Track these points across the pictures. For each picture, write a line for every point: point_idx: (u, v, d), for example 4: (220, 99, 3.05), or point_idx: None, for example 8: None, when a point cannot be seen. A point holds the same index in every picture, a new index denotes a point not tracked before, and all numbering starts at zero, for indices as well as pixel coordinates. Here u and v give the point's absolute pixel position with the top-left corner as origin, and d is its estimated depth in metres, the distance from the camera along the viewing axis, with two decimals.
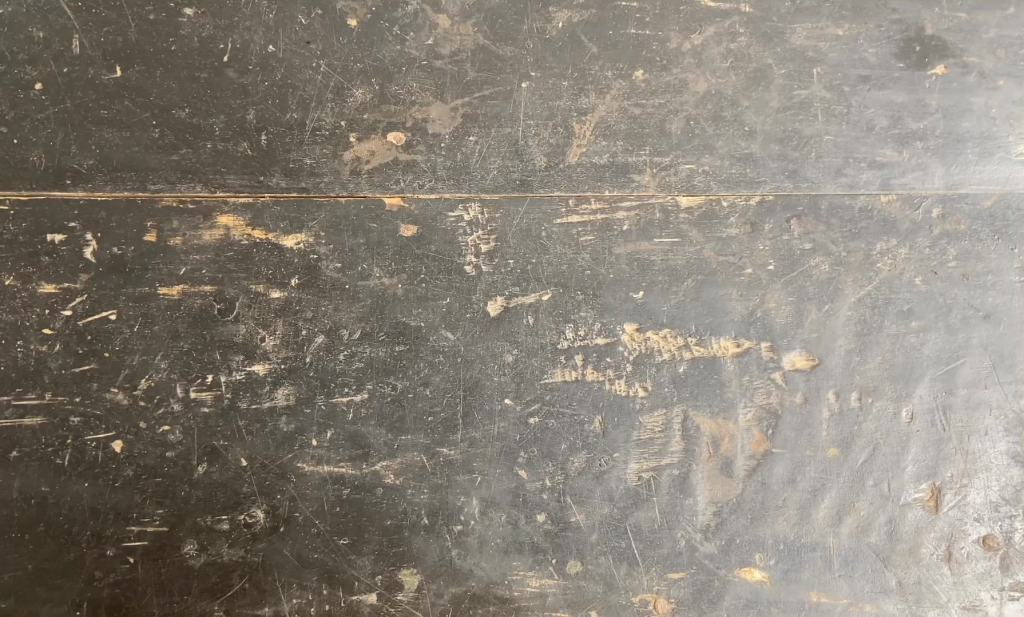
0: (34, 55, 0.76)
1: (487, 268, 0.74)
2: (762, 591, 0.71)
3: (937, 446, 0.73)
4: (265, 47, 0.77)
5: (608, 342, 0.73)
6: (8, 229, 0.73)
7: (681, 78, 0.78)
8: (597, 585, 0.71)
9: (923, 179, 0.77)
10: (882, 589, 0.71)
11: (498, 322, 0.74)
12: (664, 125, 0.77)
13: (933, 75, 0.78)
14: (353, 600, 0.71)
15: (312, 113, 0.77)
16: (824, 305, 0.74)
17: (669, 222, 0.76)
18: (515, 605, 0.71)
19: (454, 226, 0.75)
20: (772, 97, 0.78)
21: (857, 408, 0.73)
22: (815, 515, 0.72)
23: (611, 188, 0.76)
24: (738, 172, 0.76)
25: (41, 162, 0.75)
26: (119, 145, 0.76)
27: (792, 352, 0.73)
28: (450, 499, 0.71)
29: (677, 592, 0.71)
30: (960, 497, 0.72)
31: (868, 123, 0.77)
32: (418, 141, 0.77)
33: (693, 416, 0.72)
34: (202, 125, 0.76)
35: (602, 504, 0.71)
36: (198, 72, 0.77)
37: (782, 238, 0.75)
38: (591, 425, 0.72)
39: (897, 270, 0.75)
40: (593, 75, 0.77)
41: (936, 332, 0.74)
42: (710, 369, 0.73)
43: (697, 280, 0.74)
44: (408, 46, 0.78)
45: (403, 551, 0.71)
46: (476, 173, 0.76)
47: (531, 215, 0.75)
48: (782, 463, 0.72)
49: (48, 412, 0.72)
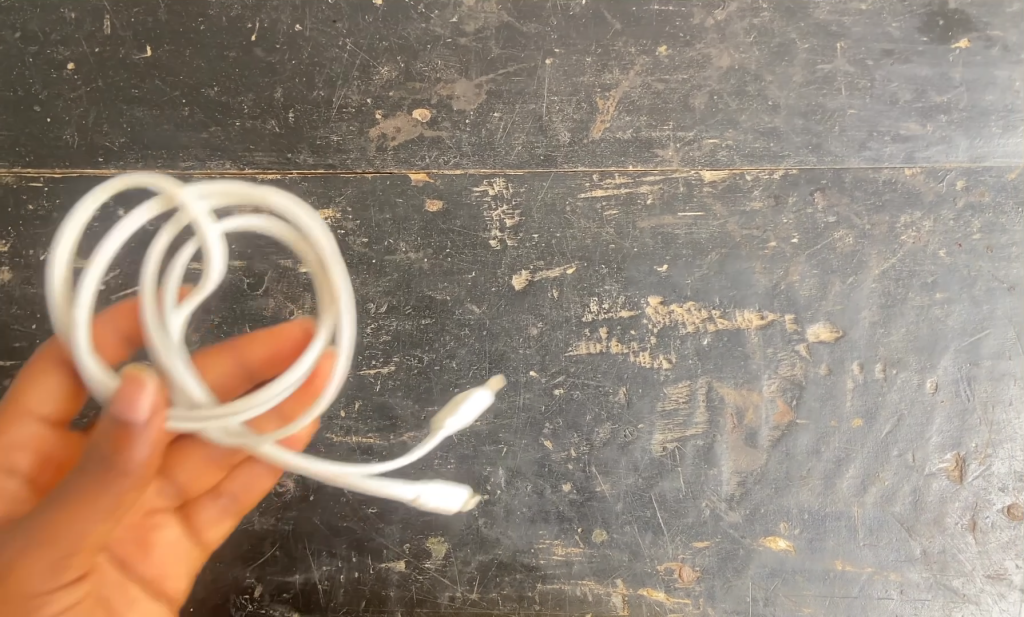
0: (66, 36, 0.78)
1: (511, 242, 0.75)
2: (787, 560, 0.71)
3: (961, 416, 0.73)
4: (292, 26, 0.79)
5: (632, 315, 0.74)
6: (43, 205, 0.75)
7: (704, 54, 0.78)
8: (622, 554, 0.71)
9: (947, 153, 0.77)
10: (907, 557, 0.71)
11: (523, 296, 0.74)
12: (688, 100, 0.78)
13: (957, 50, 0.79)
14: (382, 567, 0.71)
15: (338, 91, 0.78)
16: (849, 277, 0.75)
17: (692, 195, 0.76)
18: (541, 573, 0.71)
19: (479, 200, 0.76)
20: (795, 71, 0.78)
21: (881, 379, 0.73)
22: (840, 485, 0.72)
23: (635, 163, 0.77)
24: (761, 146, 0.77)
25: (74, 140, 0.76)
26: (149, 123, 0.77)
27: (817, 323, 0.74)
28: (477, 469, 0.71)
29: (702, 561, 0.71)
30: (984, 466, 0.72)
31: (892, 97, 0.78)
32: (443, 118, 0.77)
33: (718, 388, 0.73)
34: (230, 103, 0.77)
35: (627, 475, 0.71)
36: (227, 51, 0.78)
37: (806, 210, 0.76)
38: (616, 395, 0.72)
39: (922, 243, 0.75)
40: (616, 51, 0.79)
41: (960, 304, 0.75)
42: (734, 341, 0.74)
43: (721, 254, 0.75)
44: (433, 24, 0.79)
45: (431, 520, 0.71)
46: (500, 149, 0.77)
47: (555, 189, 0.76)
48: (807, 433, 0.72)
49: None
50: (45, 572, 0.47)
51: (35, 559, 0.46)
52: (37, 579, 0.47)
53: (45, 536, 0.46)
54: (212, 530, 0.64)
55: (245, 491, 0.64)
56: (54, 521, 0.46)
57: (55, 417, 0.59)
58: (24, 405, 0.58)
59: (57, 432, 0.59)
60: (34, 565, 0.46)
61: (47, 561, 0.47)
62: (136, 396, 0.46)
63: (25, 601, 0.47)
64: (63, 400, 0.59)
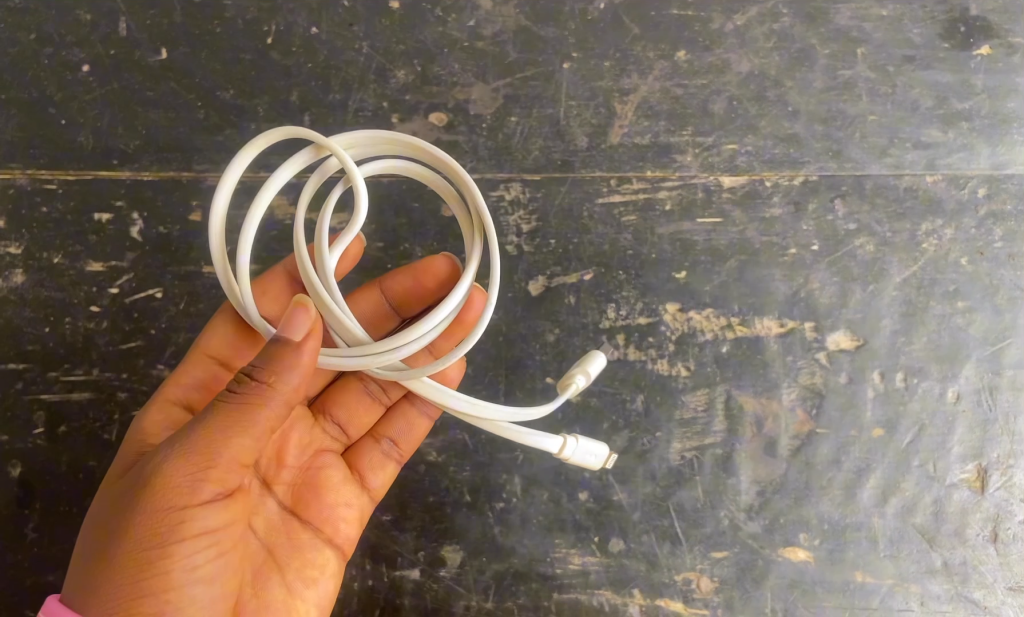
0: (82, 38, 0.78)
1: (528, 247, 0.74)
2: (806, 570, 0.70)
3: (983, 426, 0.72)
4: (308, 29, 0.79)
5: (650, 322, 0.73)
6: (57, 208, 0.75)
7: (724, 59, 0.78)
8: (640, 564, 0.70)
9: (969, 160, 0.76)
10: (928, 569, 0.70)
11: (539, 302, 0.73)
12: (707, 105, 0.77)
13: (979, 56, 0.78)
14: (396, 575, 0.69)
15: (354, 94, 0.77)
16: (869, 285, 0.74)
17: (711, 202, 0.75)
18: (557, 583, 0.70)
19: (496, 204, 0.75)
20: (815, 77, 0.78)
21: (902, 388, 0.72)
22: (860, 495, 0.71)
23: (653, 168, 0.76)
24: (781, 152, 0.76)
25: (88, 142, 0.76)
26: (164, 126, 0.76)
27: (837, 332, 0.73)
28: (492, 476, 0.71)
29: (720, 572, 0.70)
30: (1006, 478, 0.71)
31: (913, 103, 0.78)
32: (460, 121, 0.77)
33: (737, 396, 0.72)
34: (245, 106, 0.77)
35: (644, 483, 0.71)
36: (242, 54, 0.78)
37: (826, 218, 0.75)
38: (634, 403, 0.72)
39: (943, 251, 0.75)
40: (635, 56, 0.78)
41: (982, 313, 0.74)
42: (754, 348, 0.73)
43: (740, 260, 0.74)
44: (450, 28, 0.79)
45: (445, 527, 0.70)
46: (517, 153, 0.76)
47: (573, 194, 0.75)
48: (826, 443, 0.72)
49: (96, 387, 0.72)
50: (199, 487, 0.47)
51: (192, 471, 0.47)
52: (129, 492, 0.48)
53: (192, 450, 0.47)
54: (375, 475, 0.64)
55: (401, 438, 0.65)
56: (219, 430, 0.47)
57: (231, 358, 0.60)
58: (201, 346, 0.59)
59: (235, 377, 0.61)
60: (180, 481, 0.47)
61: (198, 474, 0.47)
62: (295, 320, 0.47)
63: (180, 516, 0.47)
64: (239, 342, 0.60)
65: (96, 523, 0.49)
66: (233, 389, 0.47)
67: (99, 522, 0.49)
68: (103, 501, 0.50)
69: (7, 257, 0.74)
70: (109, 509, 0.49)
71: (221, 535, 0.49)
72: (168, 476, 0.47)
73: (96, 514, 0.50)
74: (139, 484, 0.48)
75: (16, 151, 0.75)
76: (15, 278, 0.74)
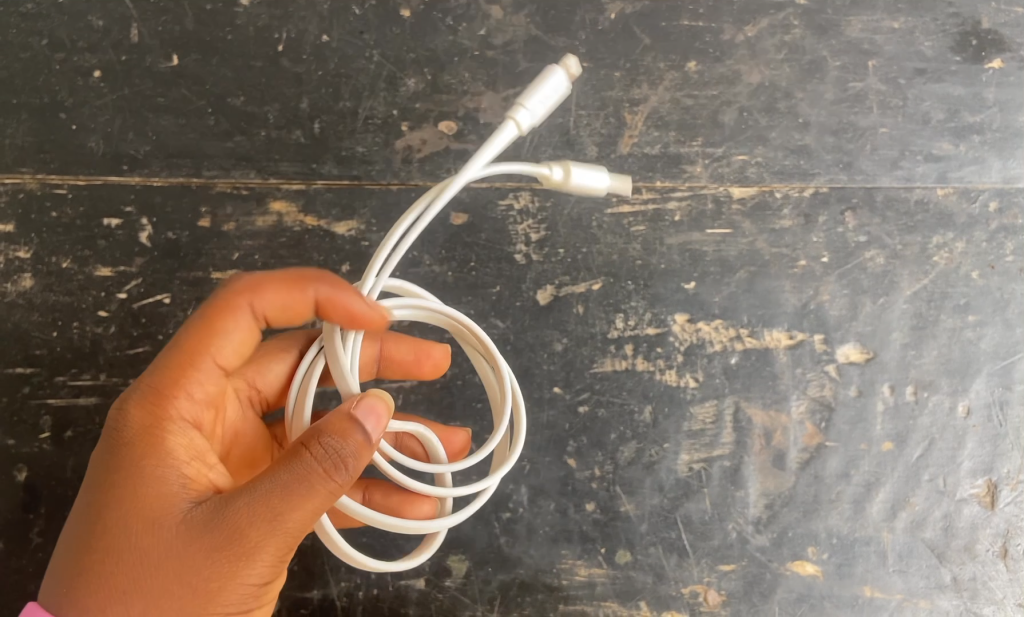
0: (93, 43, 0.78)
1: (537, 257, 0.74)
2: (815, 585, 0.69)
3: (994, 441, 0.72)
4: (319, 36, 0.79)
5: (659, 332, 0.73)
6: (66, 212, 0.75)
7: (734, 70, 0.78)
8: (647, 576, 0.69)
9: (980, 173, 0.76)
10: (937, 585, 0.69)
11: (547, 311, 0.73)
12: (717, 116, 0.77)
13: (991, 69, 0.78)
14: (401, 584, 0.69)
15: (364, 102, 0.77)
16: (880, 297, 0.74)
17: (721, 213, 0.75)
18: (563, 594, 0.69)
19: (505, 215, 0.74)
20: (826, 89, 0.78)
21: (913, 402, 0.72)
22: (869, 509, 0.70)
23: (662, 178, 0.76)
24: (791, 164, 0.76)
25: (98, 147, 0.76)
26: (175, 132, 0.76)
27: (847, 345, 0.73)
28: (499, 486, 0.70)
29: (728, 585, 0.69)
30: (1017, 493, 0.71)
31: (924, 116, 0.78)
32: (470, 130, 0.77)
33: (745, 408, 0.72)
34: (256, 113, 0.77)
35: (651, 495, 0.70)
36: (253, 61, 0.78)
37: (836, 229, 0.75)
38: (641, 414, 0.71)
39: (954, 264, 0.75)
40: (645, 66, 0.78)
41: (993, 327, 0.74)
42: (763, 360, 0.72)
43: (749, 272, 0.74)
44: (460, 36, 0.79)
45: (451, 537, 0.69)
46: (527, 163, 0.76)
47: (581, 204, 0.75)
48: (836, 456, 0.71)
49: (103, 393, 0.72)
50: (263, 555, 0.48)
51: (268, 554, 0.47)
52: (196, 557, 0.47)
53: (278, 530, 0.47)
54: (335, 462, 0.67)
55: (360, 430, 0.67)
56: (303, 514, 0.47)
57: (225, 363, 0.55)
58: (212, 353, 0.53)
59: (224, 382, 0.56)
60: (248, 564, 0.47)
61: (274, 556, 0.48)
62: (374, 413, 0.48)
63: (249, 591, 0.48)
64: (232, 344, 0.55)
65: (135, 569, 0.47)
66: (315, 465, 0.47)
67: (149, 575, 0.46)
68: (147, 548, 0.47)
69: (16, 261, 0.74)
70: (170, 567, 0.46)
71: (267, 599, 0.51)
72: (245, 555, 0.47)
73: (137, 562, 0.47)
74: (213, 555, 0.47)
75: (27, 157, 0.76)
76: (24, 282, 0.74)
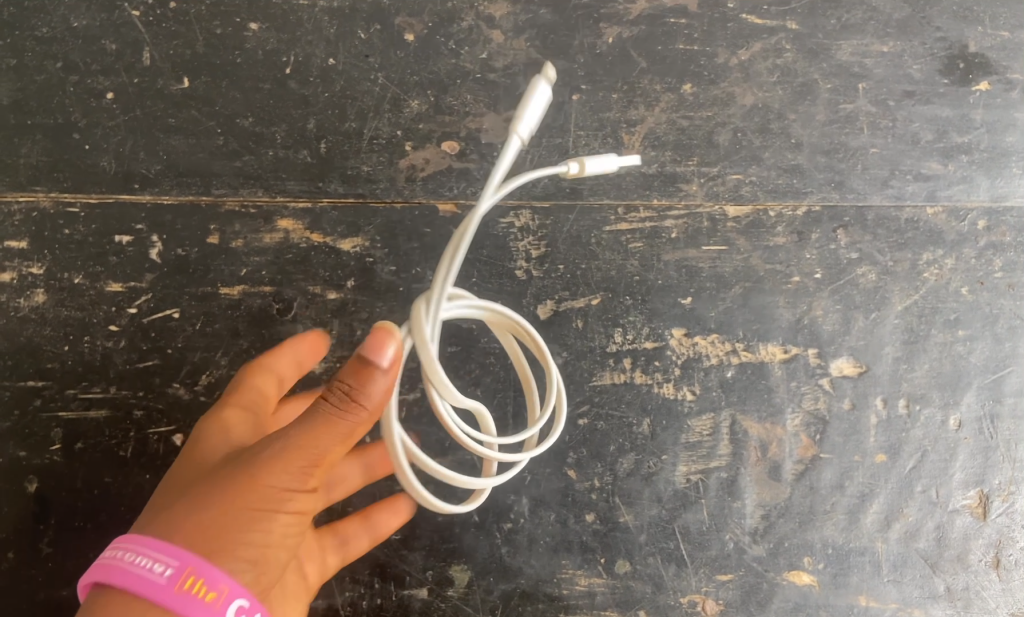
0: (106, 66, 0.81)
1: (537, 272, 0.76)
2: (811, 595, 0.70)
3: (985, 453, 0.73)
4: (326, 60, 0.81)
5: (656, 346, 0.74)
6: (79, 230, 0.77)
7: (729, 92, 0.81)
8: (645, 586, 0.71)
9: (968, 192, 0.79)
10: (931, 594, 0.71)
11: (547, 326, 0.75)
12: (712, 137, 0.79)
13: (978, 91, 0.81)
14: (404, 594, 0.70)
15: (369, 123, 0.80)
16: (871, 312, 0.76)
17: (716, 230, 0.77)
18: (563, 603, 0.70)
19: (505, 231, 0.76)
20: (818, 111, 0.80)
21: (905, 415, 0.74)
22: (863, 520, 0.72)
23: (659, 197, 0.78)
24: (784, 183, 0.78)
25: (110, 167, 0.78)
26: (185, 151, 0.79)
27: (840, 359, 0.75)
28: (500, 497, 0.71)
29: (726, 594, 0.70)
30: (1008, 504, 0.72)
31: (913, 137, 0.80)
32: (472, 150, 0.79)
33: (742, 421, 0.73)
34: (264, 133, 0.79)
35: (650, 506, 0.72)
36: (261, 83, 0.80)
37: (829, 247, 0.77)
38: (640, 427, 0.73)
39: (944, 280, 0.76)
40: (642, 89, 0.80)
41: (983, 341, 0.75)
42: (759, 374, 0.74)
43: (745, 287, 0.76)
44: (462, 60, 0.81)
45: (454, 547, 0.71)
46: (526, 181, 0.77)
47: (581, 222, 0.77)
48: (830, 467, 0.73)
49: (113, 405, 0.73)
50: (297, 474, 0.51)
51: (278, 470, 0.51)
52: (226, 481, 0.52)
53: (294, 445, 0.51)
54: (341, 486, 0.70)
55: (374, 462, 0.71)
56: (317, 431, 0.50)
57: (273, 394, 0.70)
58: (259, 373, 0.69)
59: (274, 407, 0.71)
60: (274, 472, 0.51)
61: (296, 466, 0.51)
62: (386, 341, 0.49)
63: (279, 498, 0.51)
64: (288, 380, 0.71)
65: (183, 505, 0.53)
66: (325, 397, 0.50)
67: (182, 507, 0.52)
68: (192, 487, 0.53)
69: (28, 277, 0.76)
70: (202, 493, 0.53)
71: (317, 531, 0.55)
72: (257, 472, 0.51)
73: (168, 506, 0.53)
74: (233, 476, 0.52)
75: (41, 175, 0.78)
76: (36, 297, 0.75)
